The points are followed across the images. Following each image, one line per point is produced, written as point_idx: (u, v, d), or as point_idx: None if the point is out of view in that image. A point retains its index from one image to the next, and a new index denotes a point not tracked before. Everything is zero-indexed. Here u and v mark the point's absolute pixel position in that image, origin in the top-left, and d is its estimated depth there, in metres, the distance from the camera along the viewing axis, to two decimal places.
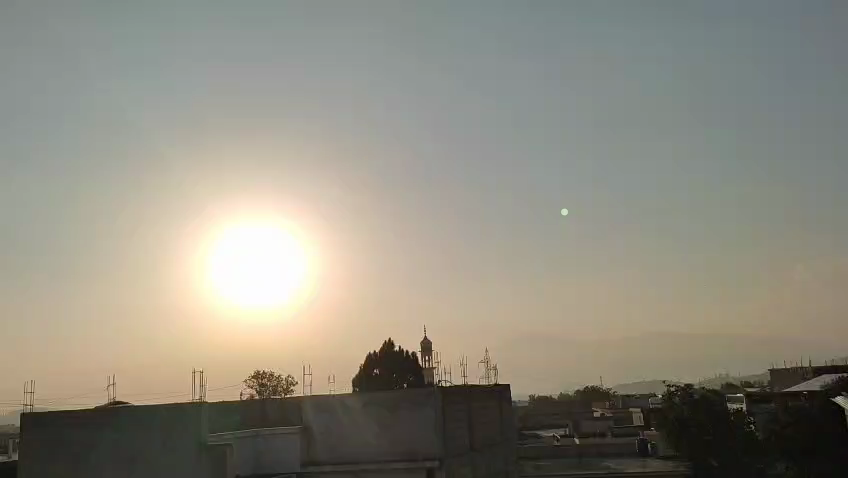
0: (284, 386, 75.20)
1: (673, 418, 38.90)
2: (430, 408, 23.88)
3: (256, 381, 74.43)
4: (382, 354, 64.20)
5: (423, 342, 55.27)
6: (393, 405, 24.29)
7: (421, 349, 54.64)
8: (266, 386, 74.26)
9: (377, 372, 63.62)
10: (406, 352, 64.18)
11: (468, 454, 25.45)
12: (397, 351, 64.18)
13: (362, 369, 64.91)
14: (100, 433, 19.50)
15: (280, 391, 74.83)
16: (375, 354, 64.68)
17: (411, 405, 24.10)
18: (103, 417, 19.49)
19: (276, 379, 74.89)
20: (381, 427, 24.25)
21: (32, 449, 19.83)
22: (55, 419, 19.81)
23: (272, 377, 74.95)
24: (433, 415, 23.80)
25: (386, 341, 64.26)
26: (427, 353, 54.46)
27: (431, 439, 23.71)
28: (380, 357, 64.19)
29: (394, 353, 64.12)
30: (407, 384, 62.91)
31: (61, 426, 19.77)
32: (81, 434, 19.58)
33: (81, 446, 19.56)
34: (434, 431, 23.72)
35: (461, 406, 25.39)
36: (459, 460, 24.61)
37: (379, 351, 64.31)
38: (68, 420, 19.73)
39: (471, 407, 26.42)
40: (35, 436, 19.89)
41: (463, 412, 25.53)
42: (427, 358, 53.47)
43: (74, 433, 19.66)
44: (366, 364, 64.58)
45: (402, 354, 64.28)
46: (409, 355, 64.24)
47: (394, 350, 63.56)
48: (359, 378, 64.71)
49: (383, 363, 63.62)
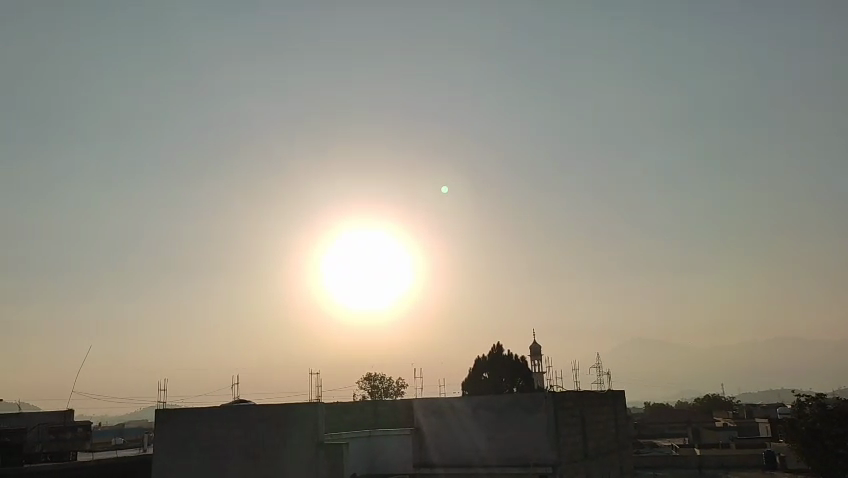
0: (395, 388, 76.44)
1: (803, 429, 36.36)
2: (542, 413, 23.55)
3: (368, 384, 76.21)
4: (491, 358, 64.01)
5: (532, 346, 54.69)
6: (504, 408, 24.14)
7: (530, 353, 54.08)
8: (378, 388, 75.84)
9: (486, 375, 63.54)
10: (516, 356, 63.67)
11: (582, 460, 24.93)
12: (506, 355, 63.80)
13: (471, 372, 65.01)
14: (224, 428, 20.65)
15: (392, 393, 76.24)
16: (484, 357, 64.61)
17: (522, 409, 23.89)
18: (227, 415, 20.64)
19: (387, 381, 76.29)
20: (492, 431, 24.18)
21: (167, 442, 21.24)
22: (187, 415, 21.13)
23: (384, 379, 76.47)
24: (545, 420, 23.46)
25: (495, 344, 64.10)
26: (537, 357, 53.79)
27: (543, 444, 23.39)
28: (489, 359, 64.05)
29: (503, 357, 63.77)
30: (517, 388, 62.43)
31: (190, 422, 21.07)
32: (207, 430, 20.80)
33: (208, 441, 20.78)
34: (546, 435, 23.38)
35: (573, 411, 24.90)
36: (573, 466, 24.14)
37: (487, 355, 64.21)
38: (196, 417, 21.00)
39: (584, 411, 25.87)
40: (169, 431, 21.26)
41: (575, 416, 25.03)
42: (537, 362, 52.83)
43: (203, 428, 20.87)
44: (476, 367, 64.66)
45: (511, 357, 63.82)
46: (519, 359, 63.68)
47: (503, 354, 63.22)
48: (469, 382, 64.86)
49: (492, 367, 63.41)
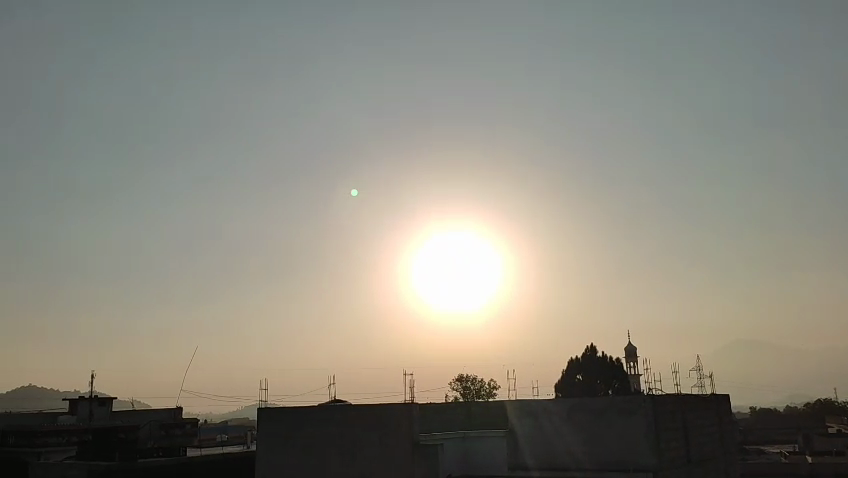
0: (487, 390, 76.22)
1: None
2: (641, 417, 22.90)
3: (460, 384, 76.42)
4: (585, 359, 62.78)
5: (628, 347, 53.28)
6: (601, 411, 23.64)
7: (626, 355, 52.72)
8: (470, 389, 75.88)
9: (580, 377, 62.39)
10: (611, 358, 62.13)
11: (685, 467, 24.07)
12: (601, 356, 62.40)
13: (565, 373, 64.01)
14: (322, 427, 21.24)
15: (484, 395, 76.06)
16: (577, 358, 63.47)
17: (620, 412, 23.33)
18: (325, 414, 21.21)
19: (479, 383, 76.20)
20: (588, 434, 23.70)
21: (268, 440, 22.06)
22: (286, 414, 21.89)
23: (475, 380, 76.43)
24: (644, 425, 22.79)
25: (589, 345, 62.84)
26: (633, 359, 52.37)
27: (643, 448, 22.74)
28: (582, 361, 62.86)
29: (598, 358, 62.41)
30: (612, 391, 60.94)
31: (290, 422, 21.79)
32: (306, 428, 21.44)
33: (307, 439, 21.42)
34: (645, 440, 22.71)
35: (675, 414, 24.08)
36: (676, 472, 23.34)
37: (581, 356, 63.02)
38: (295, 416, 21.70)
39: (686, 416, 24.97)
40: (270, 428, 22.07)
41: (677, 420, 24.19)
42: (633, 364, 51.44)
43: (302, 427, 21.54)
44: (568, 369, 63.63)
45: (606, 359, 62.38)
46: (614, 360, 62.17)
47: (597, 356, 61.89)
48: (562, 384, 63.87)
49: (586, 369, 62.19)
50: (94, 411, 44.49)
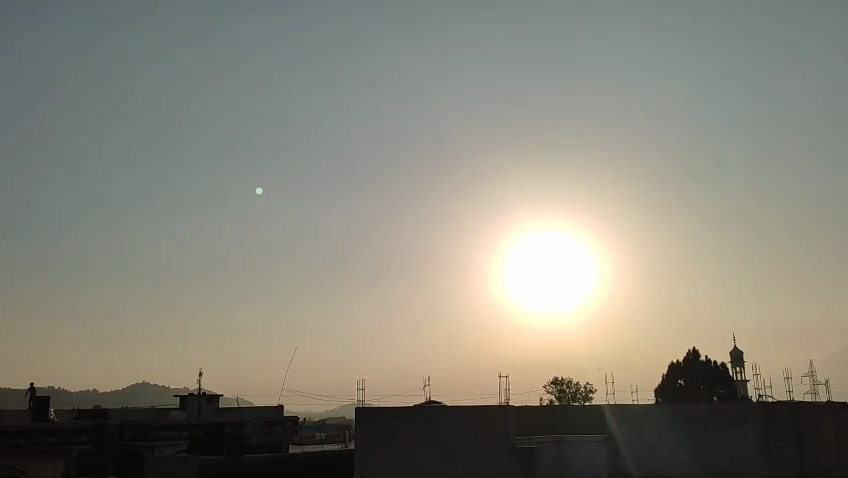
0: (584, 393, 74.70)
1: None
2: (750, 425, 21.86)
3: (555, 387, 75.35)
4: (687, 363, 60.46)
5: (733, 351, 50.90)
6: (707, 418, 22.68)
7: (731, 359, 50.38)
8: (565, 392, 74.66)
9: (682, 382, 60.25)
10: (715, 363, 59.50)
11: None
12: (704, 361, 59.88)
13: (666, 377, 61.91)
14: (418, 427, 21.48)
15: (580, 399, 74.63)
16: (679, 362, 61.23)
17: (726, 419, 22.34)
18: (421, 415, 21.44)
19: (575, 386, 74.86)
20: (693, 442, 22.81)
21: (365, 439, 22.48)
22: (382, 414, 22.27)
23: (571, 383, 75.14)
24: (754, 434, 21.75)
25: (691, 349, 60.47)
26: (739, 364, 49.99)
27: (753, 458, 21.70)
28: (684, 365, 60.60)
29: (701, 362, 59.94)
30: (717, 397, 58.38)
31: (387, 422, 22.13)
32: (403, 428, 21.72)
33: (405, 439, 21.71)
34: (756, 449, 21.66)
35: (788, 423, 22.83)
36: None
37: (683, 360, 60.77)
38: (392, 416, 22.07)
39: (800, 424, 23.62)
40: (367, 428, 22.49)
41: (790, 429, 22.92)
42: (739, 369, 49.10)
43: (399, 427, 21.86)
44: (670, 373, 61.53)
45: (710, 363, 59.79)
46: (719, 365, 59.48)
47: (700, 360, 59.45)
48: (662, 389, 61.82)
49: (689, 373, 59.93)
50: (202, 408, 46.76)
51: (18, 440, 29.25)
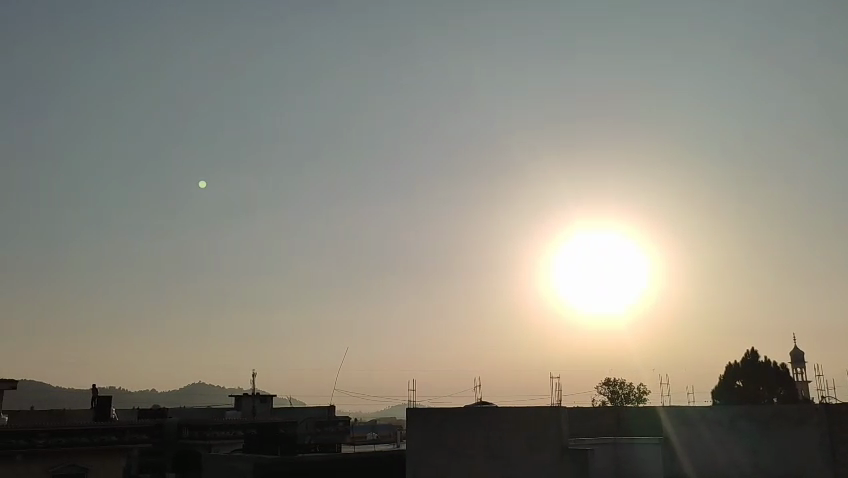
0: (638, 394, 73.44)
1: None
2: (813, 426, 21.30)
3: (608, 388, 74.33)
4: (745, 364, 58.84)
5: (794, 352, 49.30)
6: (767, 421, 22.03)
7: (791, 360, 48.83)
8: (618, 393, 73.56)
9: (740, 383, 58.72)
10: (775, 363, 57.71)
11: None
12: (763, 361, 58.15)
13: (723, 378, 60.41)
14: (470, 429, 21.44)
15: (634, 400, 73.42)
16: (736, 363, 59.66)
17: (788, 421, 21.73)
18: (472, 415, 21.41)
19: (628, 387, 73.67)
20: (753, 445, 22.20)
21: (416, 440, 22.50)
22: (433, 414, 22.29)
23: (624, 384, 73.99)
24: (818, 434, 21.22)
25: (750, 349, 58.82)
26: (800, 365, 48.40)
27: (817, 459, 21.22)
28: (742, 366, 59.01)
29: (760, 363, 58.24)
30: (778, 399, 56.66)
31: (438, 422, 22.16)
32: (454, 429, 21.70)
33: (456, 440, 21.68)
34: (820, 450, 21.18)
35: None
36: None
37: (741, 361, 59.16)
38: (442, 417, 22.09)
39: None
40: (417, 429, 22.52)
41: None
42: (800, 370, 47.55)
43: (449, 428, 21.86)
44: (727, 374, 60.01)
45: (770, 364, 58.04)
46: (779, 366, 57.68)
47: (759, 361, 57.77)
48: (720, 390, 60.34)
49: (747, 374, 58.35)
50: (256, 408, 47.66)
51: (81, 439, 30.39)
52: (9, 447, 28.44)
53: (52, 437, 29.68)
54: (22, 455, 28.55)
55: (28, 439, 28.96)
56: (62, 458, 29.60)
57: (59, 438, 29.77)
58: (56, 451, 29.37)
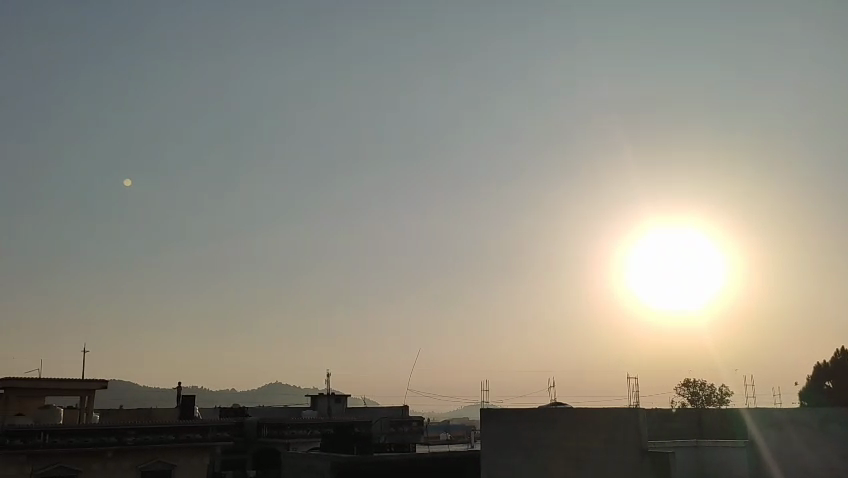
0: (719, 396, 70.94)
1: None
2: None
3: (687, 390, 72.13)
4: (835, 364, 55.97)
5: None
6: None
7: None
8: (699, 395, 71.27)
9: (830, 384, 55.91)
10: None
11: None
12: None
13: (811, 379, 57.66)
14: (545, 430, 21.22)
15: (715, 402, 70.98)
16: (825, 363, 56.82)
17: None
18: (545, 416, 21.26)
19: (709, 389, 71.29)
20: None
21: (491, 440, 22.58)
22: (507, 415, 22.26)
23: (705, 385, 71.63)
24: None
25: (839, 349, 55.93)
26: None
27: None
28: (831, 367, 56.17)
29: None
30: None
31: (511, 423, 22.11)
32: (529, 429, 21.58)
33: (530, 440, 21.54)
34: None
35: None
36: None
37: (830, 361, 56.32)
38: (516, 416, 22.02)
39: None
40: (492, 429, 22.61)
41: None
42: None
43: (523, 429, 21.75)
44: (816, 375, 57.23)
45: None
46: None
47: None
48: (808, 392, 57.60)
49: (837, 374, 55.50)
50: (331, 408, 48.53)
51: (167, 436, 31.60)
52: (101, 444, 29.77)
53: (141, 434, 30.95)
54: (112, 452, 29.98)
55: (119, 437, 30.28)
56: (149, 455, 30.97)
57: (147, 436, 31.03)
58: (143, 448, 30.72)
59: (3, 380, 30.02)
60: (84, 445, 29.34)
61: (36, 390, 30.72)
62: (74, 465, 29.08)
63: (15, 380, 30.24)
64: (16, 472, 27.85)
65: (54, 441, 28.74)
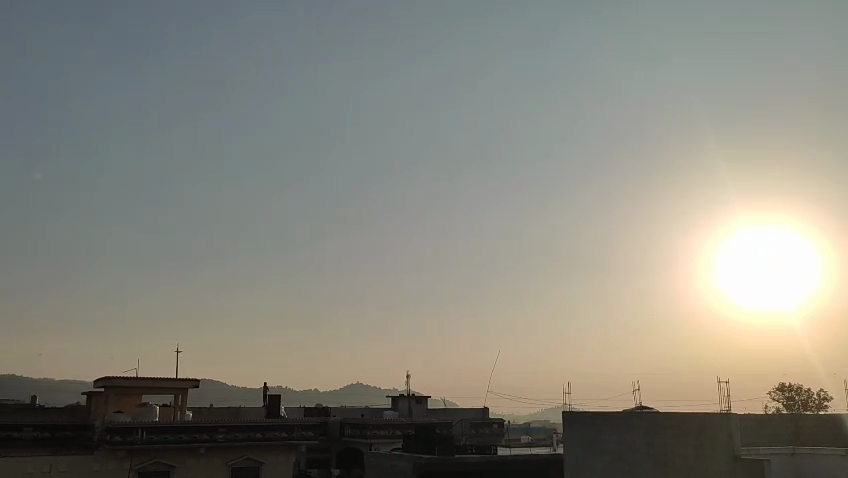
0: (818, 402, 67.32)
1: None
2: None
3: (781, 395, 68.88)
4: None
5: None
6: None
7: None
8: (794, 400, 67.91)
9: None
10: None
11: None
12: None
13: None
14: (631, 435, 20.70)
15: (813, 407, 67.41)
16: None
17: None
18: (631, 419, 20.75)
19: (805, 394, 67.77)
20: None
21: (574, 444, 22.25)
22: (590, 418, 21.90)
23: (801, 390, 68.17)
24: None
25: None
26: None
27: None
28: None
29: None
30: None
31: (594, 427, 21.73)
32: (614, 433, 21.12)
33: (615, 445, 21.06)
34: None
35: None
36: None
37: None
38: (600, 420, 21.58)
39: None
40: (575, 433, 22.25)
41: None
42: None
43: (608, 433, 21.32)
44: None
45: None
46: None
47: None
48: None
49: None
50: (413, 409, 48.92)
51: (256, 434, 32.58)
52: (194, 440, 30.97)
53: (230, 432, 32.03)
54: (205, 448, 31.17)
55: (210, 434, 31.44)
56: (238, 452, 32.08)
57: (236, 433, 32.08)
58: (233, 445, 31.82)
59: (104, 379, 31.67)
60: (178, 441, 30.60)
61: (133, 389, 32.30)
62: (169, 460, 30.45)
63: (115, 379, 31.85)
64: (116, 466, 29.43)
65: (150, 437, 30.10)
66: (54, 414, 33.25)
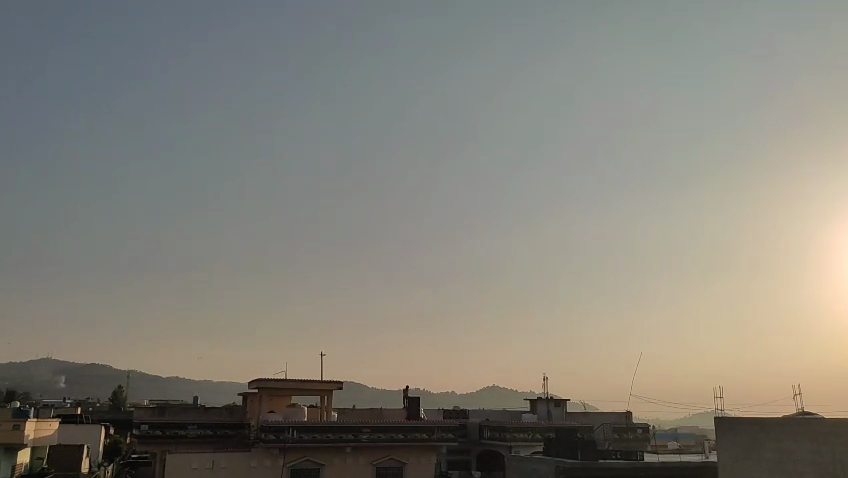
0: None
1: None
2: None
3: None
4: None
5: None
6: None
7: None
8: None
9: None
10: None
11: None
12: None
13: None
14: (794, 442, 19.16)
15: None
16: None
17: None
18: (793, 424, 19.28)
19: None
20: None
21: (728, 451, 20.95)
22: (745, 425, 20.59)
23: None
24: None
25: None
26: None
27: None
28: None
29: None
30: None
31: (750, 432, 20.41)
32: (774, 440, 19.67)
33: (776, 453, 19.58)
34: None
35: None
36: None
37: None
38: (756, 426, 20.26)
39: None
40: (729, 439, 20.94)
41: None
42: None
43: (766, 439, 19.92)
44: None
45: None
46: None
47: None
48: None
49: None
50: (551, 411, 48.16)
51: (397, 435, 33.35)
52: (340, 440, 32.19)
53: (374, 432, 32.99)
54: (350, 448, 32.33)
55: (355, 434, 32.56)
56: (382, 452, 33.01)
57: (380, 433, 33.01)
58: (376, 444, 32.80)
59: (257, 381, 33.71)
60: (327, 441, 31.94)
61: (284, 390, 34.08)
62: (319, 458, 31.89)
63: (266, 380, 33.80)
64: (271, 463, 31.18)
65: (301, 436, 31.62)
66: (215, 414, 35.74)
